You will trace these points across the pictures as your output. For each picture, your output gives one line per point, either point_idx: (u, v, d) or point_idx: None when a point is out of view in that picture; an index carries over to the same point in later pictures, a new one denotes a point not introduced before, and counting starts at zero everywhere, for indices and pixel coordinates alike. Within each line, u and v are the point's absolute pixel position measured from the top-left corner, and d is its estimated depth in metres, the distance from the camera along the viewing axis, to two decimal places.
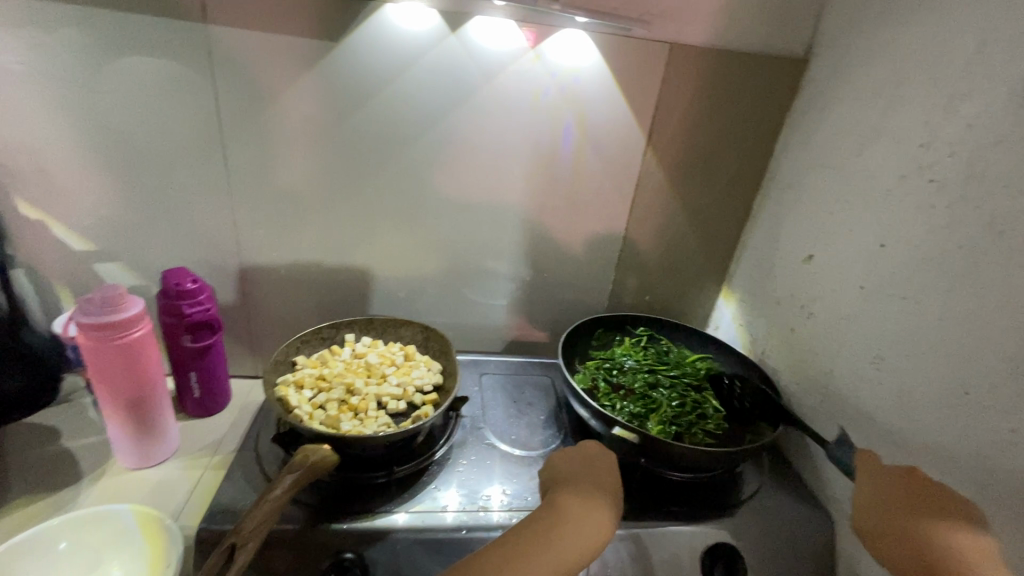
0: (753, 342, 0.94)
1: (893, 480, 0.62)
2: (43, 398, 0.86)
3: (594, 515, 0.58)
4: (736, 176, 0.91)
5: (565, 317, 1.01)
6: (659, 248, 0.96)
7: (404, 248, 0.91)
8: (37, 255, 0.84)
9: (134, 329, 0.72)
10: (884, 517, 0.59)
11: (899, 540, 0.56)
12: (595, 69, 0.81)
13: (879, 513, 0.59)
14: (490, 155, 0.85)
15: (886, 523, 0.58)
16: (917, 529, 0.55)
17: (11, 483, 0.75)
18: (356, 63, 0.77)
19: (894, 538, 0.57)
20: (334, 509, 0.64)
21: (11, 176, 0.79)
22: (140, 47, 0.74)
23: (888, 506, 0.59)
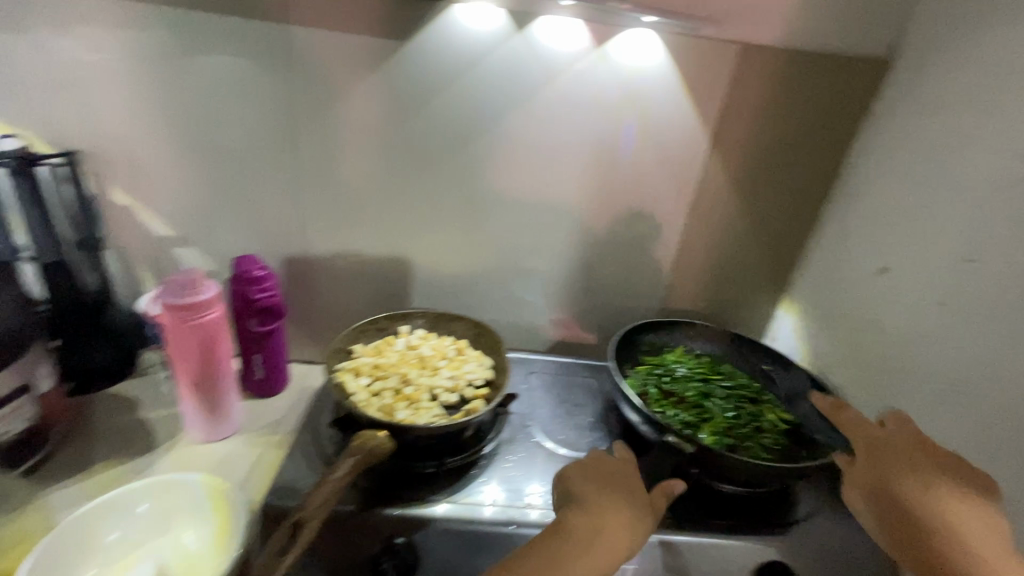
0: (816, 356, 0.90)
1: (909, 440, 0.55)
2: (123, 372, 0.93)
3: (628, 523, 0.54)
4: (805, 182, 0.87)
5: (616, 319, 1.00)
6: (718, 253, 0.93)
7: (460, 244, 0.93)
8: (125, 238, 0.91)
9: (209, 311, 0.76)
10: (896, 491, 0.53)
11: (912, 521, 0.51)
12: (661, 69, 0.79)
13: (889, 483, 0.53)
14: (549, 154, 0.86)
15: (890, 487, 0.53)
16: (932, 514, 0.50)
17: (95, 447, 0.81)
18: (424, 62, 0.79)
19: (899, 509, 0.52)
20: (388, 495, 0.66)
21: (108, 165, 0.86)
22: (226, 46, 0.78)
23: (893, 479, 0.53)
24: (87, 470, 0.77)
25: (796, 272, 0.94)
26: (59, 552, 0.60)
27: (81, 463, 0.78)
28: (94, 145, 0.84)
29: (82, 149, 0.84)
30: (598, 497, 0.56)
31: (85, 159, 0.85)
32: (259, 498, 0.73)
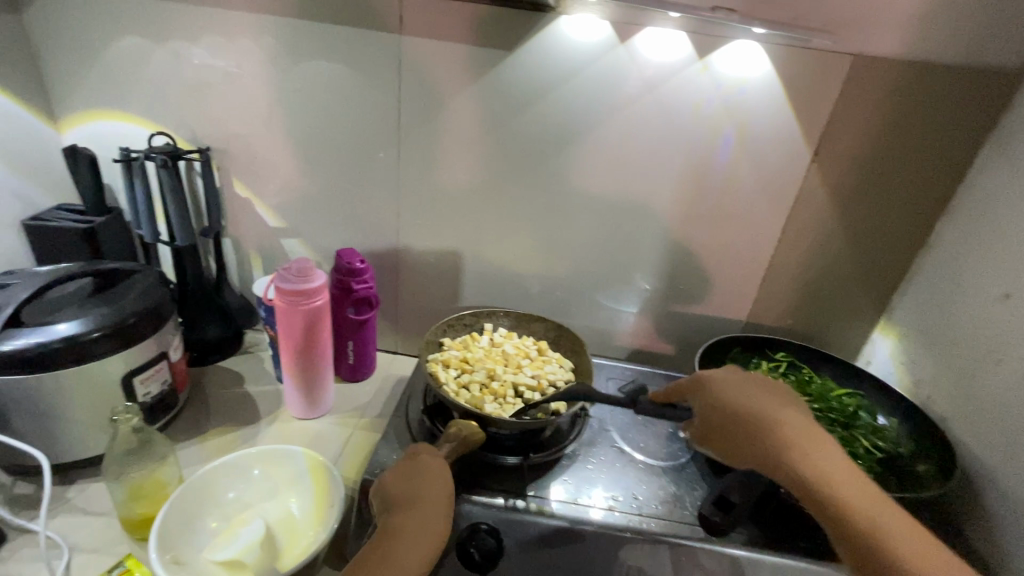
0: (915, 383, 0.85)
1: (751, 383, 0.65)
2: (233, 347, 1.02)
3: (428, 528, 0.58)
4: (914, 200, 0.83)
5: (695, 331, 0.99)
6: (811, 269, 0.90)
7: (544, 248, 0.96)
8: (242, 227, 1.01)
9: (316, 298, 0.82)
10: (754, 427, 0.60)
11: (759, 447, 0.59)
12: (766, 81, 0.78)
13: (738, 417, 0.61)
14: (640, 162, 0.87)
15: (743, 421, 0.61)
16: (773, 435, 0.59)
17: (209, 414, 0.90)
18: (525, 71, 0.83)
19: (753, 437, 0.60)
20: (475, 484, 0.70)
21: (233, 160, 0.95)
22: (345, 55, 0.85)
23: (746, 411, 0.61)
24: (202, 434, 0.85)
25: (896, 293, 0.90)
26: (189, 501, 0.67)
27: (197, 427, 0.87)
28: (224, 143, 0.94)
29: (214, 147, 0.94)
30: (397, 509, 0.60)
31: (215, 155, 0.95)
32: (354, 477, 0.79)
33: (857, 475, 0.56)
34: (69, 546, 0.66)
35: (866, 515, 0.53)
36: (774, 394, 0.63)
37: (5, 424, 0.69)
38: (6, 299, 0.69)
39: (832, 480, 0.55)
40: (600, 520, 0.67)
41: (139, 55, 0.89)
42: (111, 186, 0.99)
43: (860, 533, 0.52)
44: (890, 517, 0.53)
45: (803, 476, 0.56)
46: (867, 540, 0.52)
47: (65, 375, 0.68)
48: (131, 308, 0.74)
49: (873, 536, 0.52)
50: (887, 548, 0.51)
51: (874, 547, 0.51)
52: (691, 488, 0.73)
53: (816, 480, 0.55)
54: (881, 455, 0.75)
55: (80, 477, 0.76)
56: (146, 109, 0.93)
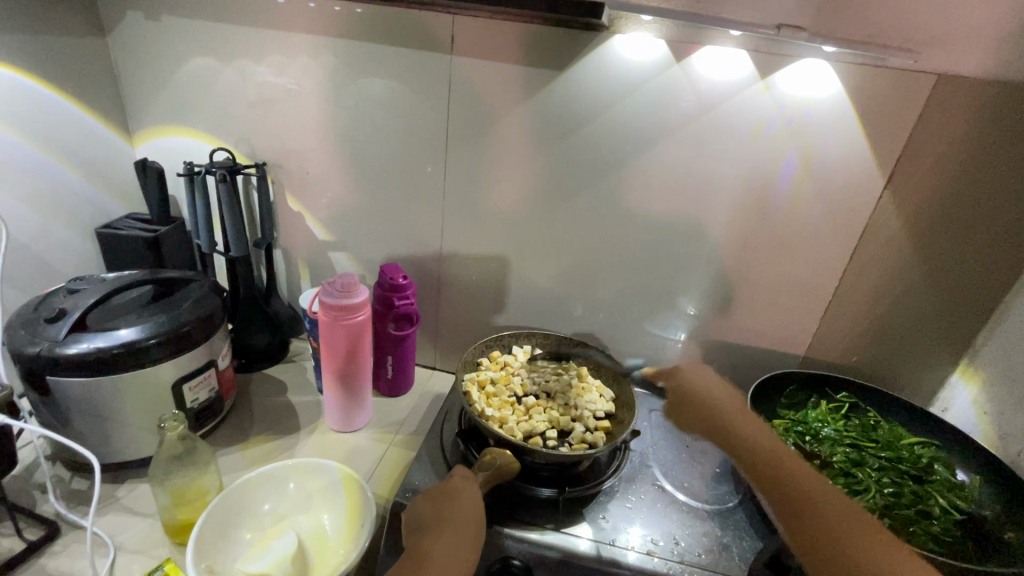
0: (1002, 437, 0.76)
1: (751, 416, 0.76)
2: (278, 355, 1.05)
3: (451, 556, 0.55)
4: (1006, 233, 0.75)
5: (747, 363, 0.93)
6: (879, 304, 0.84)
7: (588, 270, 0.93)
8: (292, 239, 1.04)
9: (359, 313, 0.83)
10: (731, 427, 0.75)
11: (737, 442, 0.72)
12: (835, 101, 0.73)
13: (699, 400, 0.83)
14: (692, 185, 0.83)
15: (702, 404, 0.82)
16: (725, 415, 0.78)
17: (252, 421, 0.92)
18: (576, 90, 0.81)
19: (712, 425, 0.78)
20: (509, 515, 0.68)
21: (287, 175, 0.98)
22: (397, 75, 0.86)
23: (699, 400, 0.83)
24: (244, 441, 0.87)
25: (980, 335, 0.81)
26: (227, 511, 0.68)
27: (240, 433, 0.89)
28: (281, 159, 0.97)
29: (270, 162, 0.98)
30: (423, 538, 0.58)
31: (271, 169, 0.98)
32: (386, 496, 0.78)
33: (811, 474, 0.64)
34: (115, 545, 0.69)
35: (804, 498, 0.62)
36: (744, 406, 0.79)
37: (65, 423, 0.73)
38: (72, 304, 0.72)
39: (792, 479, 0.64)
40: (639, 566, 0.63)
41: (206, 75, 0.94)
42: (175, 197, 1.05)
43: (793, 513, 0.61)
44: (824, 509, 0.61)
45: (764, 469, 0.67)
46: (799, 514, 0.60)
47: (121, 379, 0.71)
48: (185, 316, 0.76)
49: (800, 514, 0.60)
50: (815, 522, 0.59)
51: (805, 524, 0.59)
52: (739, 537, 0.68)
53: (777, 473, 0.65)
54: (960, 516, 0.67)
55: (130, 477, 0.79)
56: (210, 126, 0.98)
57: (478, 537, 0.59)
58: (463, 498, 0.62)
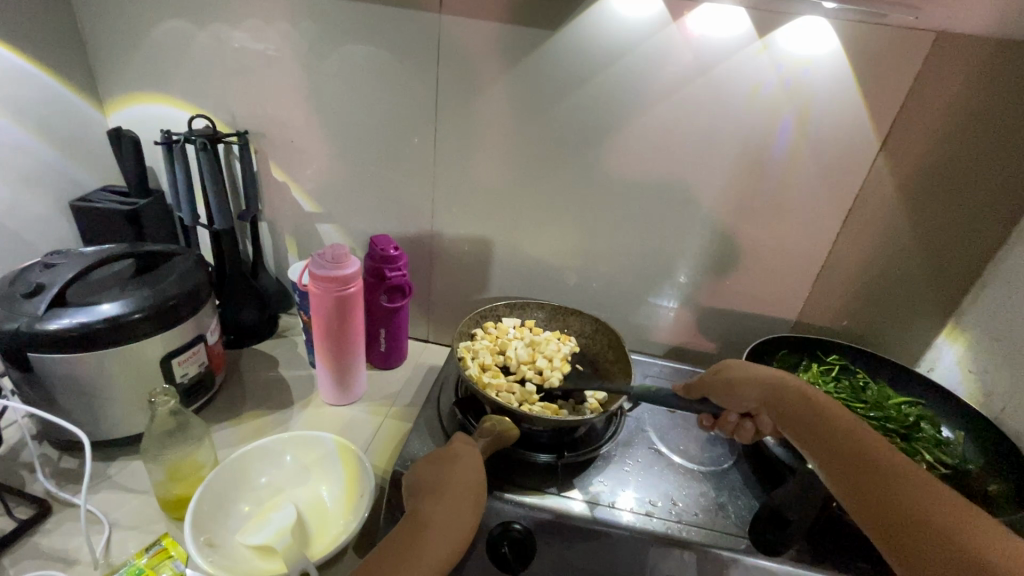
0: (986, 394, 0.78)
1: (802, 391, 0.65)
2: (267, 330, 1.04)
3: (449, 522, 0.55)
4: (996, 194, 0.75)
5: (738, 329, 0.95)
6: (871, 267, 0.84)
7: (581, 238, 0.92)
8: (278, 212, 1.01)
9: (350, 285, 0.81)
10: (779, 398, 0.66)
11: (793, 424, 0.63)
12: (832, 61, 0.72)
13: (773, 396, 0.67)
14: (687, 150, 0.82)
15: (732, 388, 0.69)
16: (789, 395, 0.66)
17: (244, 396, 0.91)
18: (569, 50, 0.78)
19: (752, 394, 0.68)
20: (507, 481, 0.68)
21: (270, 144, 0.95)
22: (383, 35, 0.83)
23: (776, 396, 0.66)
24: (236, 417, 0.86)
25: (967, 296, 0.82)
26: (224, 484, 0.68)
27: (232, 409, 0.88)
28: (264, 127, 0.94)
29: (252, 130, 0.94)
30: (421, 501, 0.58)
31: (253, 138, 0.95)
32: (384, 467, 0.78)
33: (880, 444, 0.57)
34: (110, 522, 0.68)
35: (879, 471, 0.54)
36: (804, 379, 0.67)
37: (51, 401, 0.71)
38: (50, 278, 0.70)
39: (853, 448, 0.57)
40: (642, 528, 0.63)
41: (180, 38, 0.89)
42: (153, 168, 1.01)
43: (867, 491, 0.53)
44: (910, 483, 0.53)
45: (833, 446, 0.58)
46: (872, 491, 0.53)
47: (107, 356, 0.69)
48: (170, 291, 0.74)
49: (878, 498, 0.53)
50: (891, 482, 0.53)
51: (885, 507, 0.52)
52: (734, 496, 0.69)
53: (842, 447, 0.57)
54: (945, 471, 0.69)
55: (121, 454, 0.77)
56: (186, 92, 0.93)
57: (481, 498, 0.59)
58: (463, 459, 0.61)
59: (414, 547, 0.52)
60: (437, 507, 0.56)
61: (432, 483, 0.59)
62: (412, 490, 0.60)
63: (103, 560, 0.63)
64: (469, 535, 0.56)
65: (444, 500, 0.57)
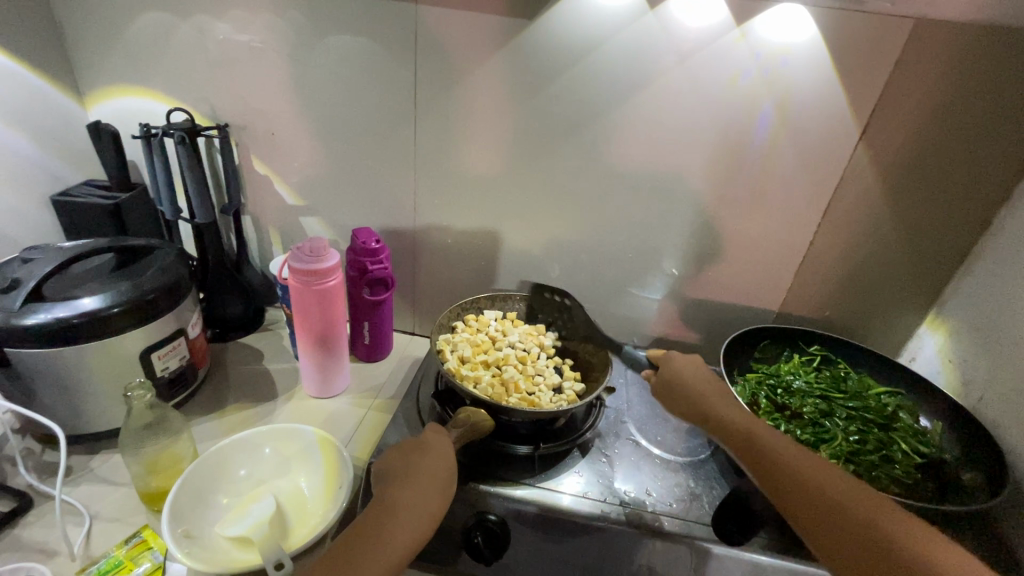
0: (964, 384, 0.78)
1: (704, 374, 0.69)
2: (253, 324, 1.04)
3: (417, 509, 0.55)
4: (976, 182, 0.75)
5: (722, 320, 0.95)
6: (853, 257, 0.84)
7: (563, 231, 0.92)
8: (261, 205, 1.01)
9: (330, 278, 0.81)
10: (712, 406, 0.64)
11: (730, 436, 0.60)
12: (811, 48, 0.71)
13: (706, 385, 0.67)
14: (666, 140, 0.81)
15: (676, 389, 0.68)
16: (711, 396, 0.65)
17: (228, 389, 0.91)
18: (548, 40, 0.78)
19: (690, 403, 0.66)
20: (482, 472, 0.68)
21: (251, 137, 0.94)
22: (360, 27, 0.82)
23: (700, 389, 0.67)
24: (220, 410, 0.87)
25: (948, 285, 0.82)
26: (204, 476, 0.69)
27: (216, 402, 0.88)
28: (245, 121, 0.93)
29: (233, 123, 0.94)
30: (390, 487, 0.58)
31: (233, 131, 0.94)
32: (365, 459, 0.78)
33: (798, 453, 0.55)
34: (91, 515, 0.68)
35: (809, 475, 0.52)
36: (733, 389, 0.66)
37: (31, 396, 0.71)
38: (27, 273, 0.70)
39: (784, 455, 0.55)
40: (616, 517, 0.63)
41: (157, 30, 0.88)
42: (135, 163, 1.01)
43: (807, 500, 0.51)
44: (836, 477, 0.52)
45: (759, 459, 0.56)
46: (783, 485, 0.53)
47: (85, 351, 0.69)
48: (148, 285, 0.74)
49: (821, 507, 0.50)
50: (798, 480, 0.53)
51: (831, 514, 0.50)
52: (710, 486, 0.70)
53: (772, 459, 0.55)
54: (921, 460, 0.69)
55: (104, 447, 0.78)
56: (166, 86, 0.93)
57: (449, 485, 0.59)
58: (434, 449, 0.62)
59: (381, 533, 0.52)
60: (406, 494, 0.57)
61: (402, 472, 0.60)
62: (381, 479, 0.60)
63: (83, 553, 0.64)
64: (438, 522, 0.56)
65: (412, 487, 0.58)
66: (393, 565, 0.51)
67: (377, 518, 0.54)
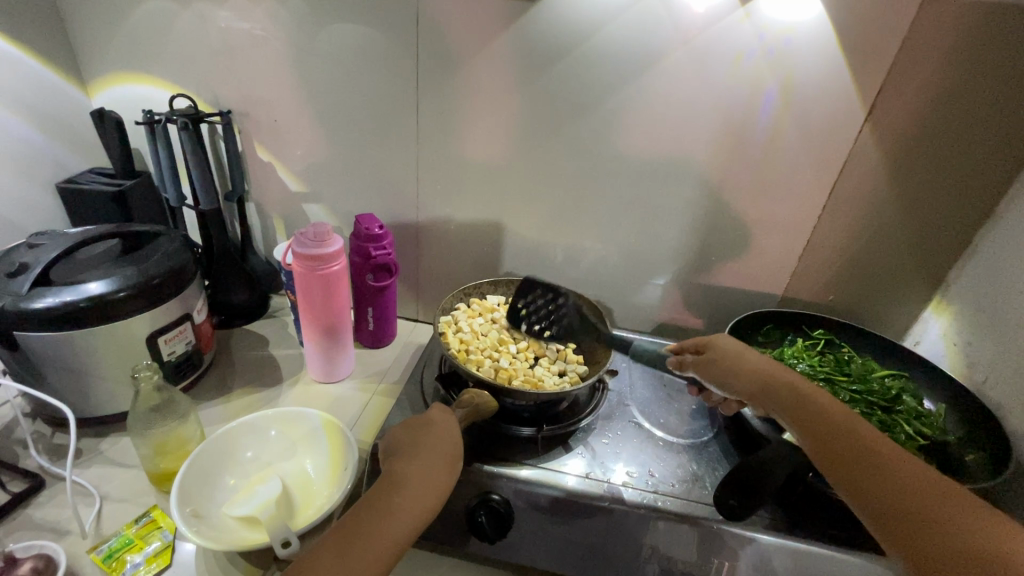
0: (969, 366, 0.78)
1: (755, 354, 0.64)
2: (258, 311, 1.05)
3: (422, 488, 0.56)
4: (984, 162, 0.74)
5: (725, 305, 0.95)
6: (858, 241, 0.84)
7: (566, 217, 0.92)
8: (265, 192, 1.01)
9: (333, 263, 0.81)
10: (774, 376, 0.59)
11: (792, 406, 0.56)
12: (816, 27, 0.71)
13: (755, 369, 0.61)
14: (669, 123, 0.81)
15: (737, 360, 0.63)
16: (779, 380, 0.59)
17: (234, 374, 0.92)
18: (551, 23, 0.77)
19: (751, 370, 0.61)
20: (486, 453, 0.69)
21: (254, 124, 0.94)
22: (361, 11, 0.82)
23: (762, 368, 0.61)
24: (227, 394, 0.88)
25: (954, 268, 0.82)
26: (210, 458, 0.70)
27: (223, 387, 0.89)
28: (247, 107, 0.93)
29: (235, 110, 0.94)
30: (396, 464, 0.58)
31: (236, 118, 0.94)
32: (369, 441, 0.79)
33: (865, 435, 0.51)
34: (101, 495, 0.70)
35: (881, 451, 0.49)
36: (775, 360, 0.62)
37: (40, 379, 0.72)
38: (34, 258, 0.71)
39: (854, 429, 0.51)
40: (620, 497, 0.64)
41: (159, 16, 0.88)
42: (138, 150, 1.01)
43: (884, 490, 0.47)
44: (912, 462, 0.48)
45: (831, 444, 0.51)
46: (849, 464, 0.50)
47: (92, 334, 0.70)
48: (154, 270, 0.75)
49: (885, 484, 0.47)
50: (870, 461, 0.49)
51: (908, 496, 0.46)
52: (712, 467, 0.70)
53: (841, 430, 0.52)
54: (924, 442, 0.69)
55: (112, 430, 0.79)
56: (168, 72, 0.93)
57: (454, 463, 0.60)
58: (439, 427, 0.63)
59: (389, 504, 0.53)
60: (413, 470, 0.57)
61: (406, 449, 0.60)
62: (388, 455, 0.61)
63: (94, 532, 0.65)
64: (444, 500, 0.56)
65: (417, 464, 0.58)
66: (401, 537, 0.52)
67: (384, 494, 0.54)
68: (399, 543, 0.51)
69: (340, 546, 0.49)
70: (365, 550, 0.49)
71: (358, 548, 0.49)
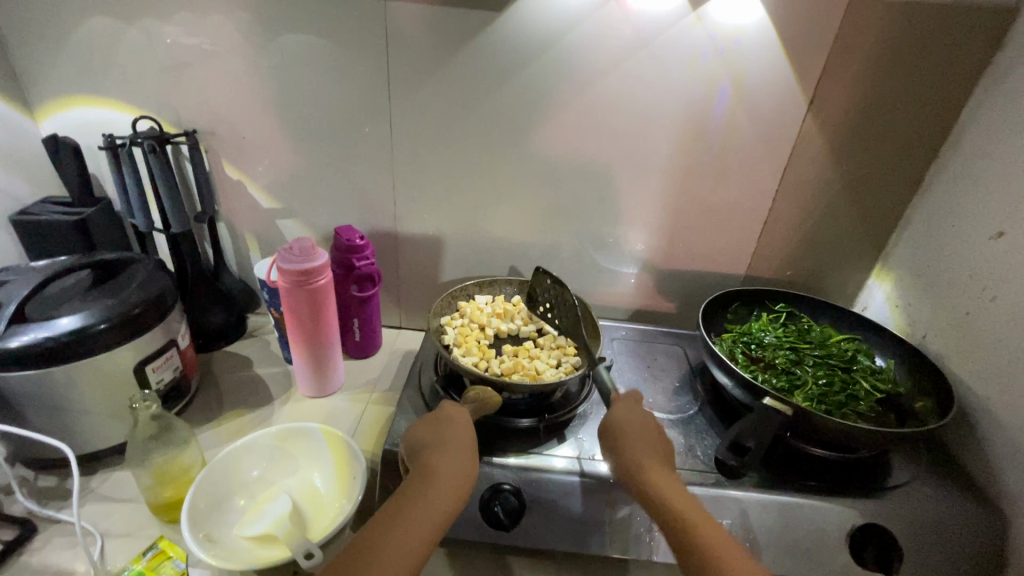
0: (911, 324, 0.88)
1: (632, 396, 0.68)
2: (238, 331, 1.03)
3: (451, 478, 0.58)
4: (909, 141, 0.83)
5: (695, 288, 1.01)
6: (808, 219, 0.92)
7: (541, 216, 0.96)
8: (235, 210, 0.99)
9: (320, 277, 0.82)
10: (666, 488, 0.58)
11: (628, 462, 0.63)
12: (760, 27, 0.77)
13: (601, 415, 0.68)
14: (632, 123, 0.86)
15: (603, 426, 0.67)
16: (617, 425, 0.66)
17: (222, 397, 0.91)
18: (516, 32, 0.81)
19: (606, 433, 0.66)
20: (492, 447, 0.73)
21: (221, 142, 0.93)
22: (328, 24, 0.82)
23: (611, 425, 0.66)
24: (217, 418, 0.86)
25: (892, 237, 0.91)
26: (217, 481, 0.69)
27: (213, 410, 0.88)
28: (213, 126, 0.92)
29: (201, 129, 0.92)
30: (422, 458, 0.61)
31: (202, 137, 0.93)
32: (373, 449, 0.81)
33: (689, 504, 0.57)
34: (101, 532, 0.68)
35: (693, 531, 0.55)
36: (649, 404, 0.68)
37: (22, 419, 0.70)
38: (5, 296, 0.68)
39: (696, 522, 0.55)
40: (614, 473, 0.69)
41: (111, 35, 0.85)
42: (96, 176, 0.98)
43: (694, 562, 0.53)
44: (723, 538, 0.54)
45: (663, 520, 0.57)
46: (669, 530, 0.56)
47: (76, 368, 0.68)
48: (133, 299, 0.73)
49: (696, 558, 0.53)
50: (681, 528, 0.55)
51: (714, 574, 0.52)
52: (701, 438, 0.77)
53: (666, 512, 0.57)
54: (881, 395, 0.78)
55: (102, 466, 0.77)
56: (124, 93, 0.90)
57: (475, 452, 0.62)
58: (459, 420, 0.65)
59: (421, 496, 0.56)
60: (441, 460, 0.60)
61: (428, 444, 0.63)
62: (412, 451, 0.63)
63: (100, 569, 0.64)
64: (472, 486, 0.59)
65: (442, 457, 0.60)
66: (436, 522, 0.54)
67: (419, 485, 0.57)
68: (436, 531, 0.54)
69: (378, 539, 0.52)
70: (403, 536, 0.52)
71: (398, 536, 0.52)
